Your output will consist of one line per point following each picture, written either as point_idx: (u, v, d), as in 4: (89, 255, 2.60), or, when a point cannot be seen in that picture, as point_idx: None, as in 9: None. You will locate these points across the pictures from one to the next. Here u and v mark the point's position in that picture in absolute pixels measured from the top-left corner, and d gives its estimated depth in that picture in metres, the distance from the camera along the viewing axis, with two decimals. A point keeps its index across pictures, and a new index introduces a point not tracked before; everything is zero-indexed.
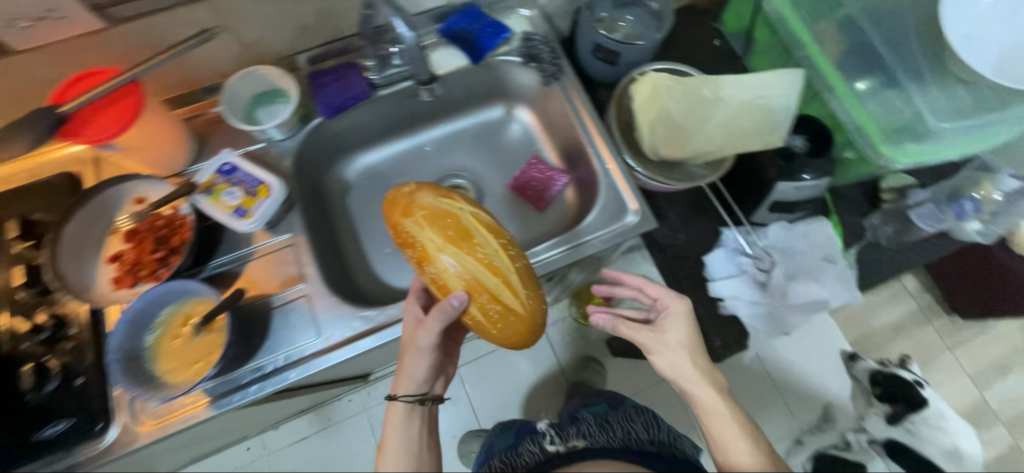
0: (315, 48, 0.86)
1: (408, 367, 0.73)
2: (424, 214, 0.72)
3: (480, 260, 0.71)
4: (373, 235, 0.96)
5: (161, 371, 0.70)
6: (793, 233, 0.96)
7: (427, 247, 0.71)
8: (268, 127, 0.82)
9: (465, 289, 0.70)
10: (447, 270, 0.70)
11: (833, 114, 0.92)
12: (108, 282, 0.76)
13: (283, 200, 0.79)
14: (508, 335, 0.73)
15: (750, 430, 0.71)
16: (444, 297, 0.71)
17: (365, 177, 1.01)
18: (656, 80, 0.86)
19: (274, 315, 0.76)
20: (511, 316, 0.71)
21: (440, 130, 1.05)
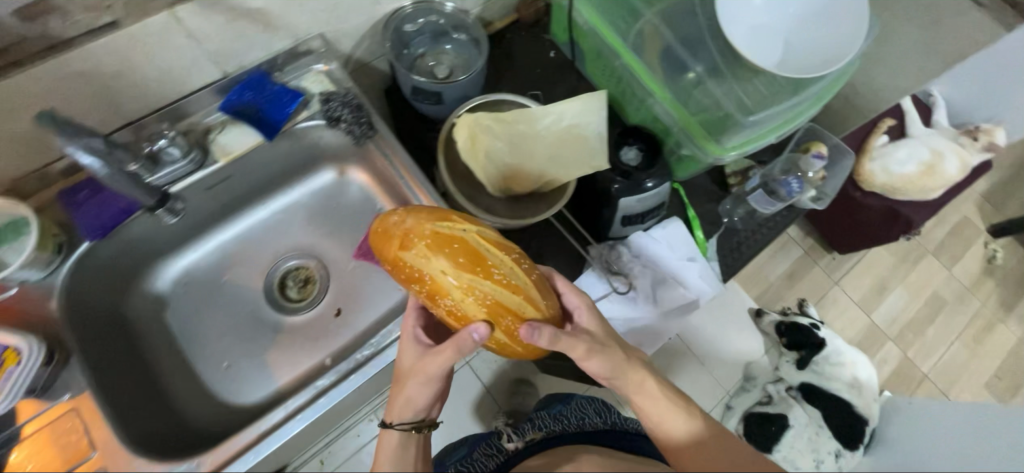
0: (63, 158, 0.73)
1: (404, 396, 0.67)
2: (429, 241, 0.64)
3: (497, 282, 0.65)
4: (204, 352, 0.82)
5: None
6: (654, 239, 0.97)
7: (427, 280, 0.64)
8: (14, 270, 0.67)
9: (487, 316, 0.64)
10: (452, 300, 0.64)
11: (660, 118, 0.93)
12: None
13: (45, 360, 0.67)
14: (518, 351, 0.69)
15: (677, 398, 0.72)
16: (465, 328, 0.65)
17: (183, 285, 0.85)
18: (475, 120, 0.81)
19: None
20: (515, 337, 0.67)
21: (268, 209, 0.91)
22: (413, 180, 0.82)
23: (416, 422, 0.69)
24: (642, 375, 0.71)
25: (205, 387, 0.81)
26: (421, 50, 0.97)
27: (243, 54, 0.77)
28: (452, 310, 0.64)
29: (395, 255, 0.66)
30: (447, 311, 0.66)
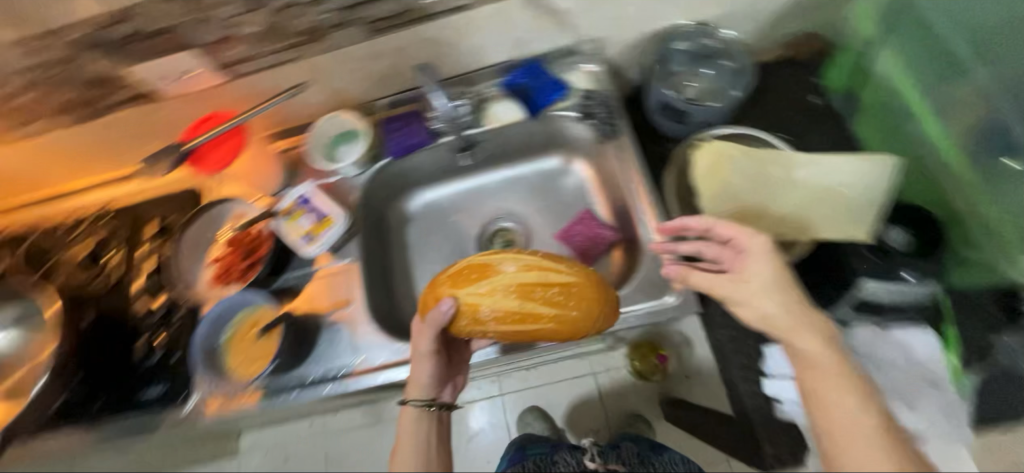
0: (391, 95, 0.95)
1: (413, 375, 0.76)
2: (451, 280, 0.73)
3: (507, 282, 0.71)
4: (422, 269, 1.03)
5: (230, 364, 0.82)
6: (885, 340, 0.82)
7: (473, 306, 0.71)
8: (344, 165, 0.94)
9: (517, 301, 0.70)
10: (506, 305, 0.70)
11: (951, 202, 0.81)
12: (207, 282, 0.91)
13: (346, 229, 0.91)
14: (585, 321, 0.71)
15: (863, 388, 0.56)
16: (532, 318, 0.70)
17: (423, 212, 1.07)
18: (722, 149, 0.81)
19: (324, 329, 0.86)
20: (572, 301, 0.71)
21: (496, 175, 1.06)
22: (642, 188, 0.85)
23: (427, 401, 0.75)
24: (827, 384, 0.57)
25: (413, 296, 1.00)
26: (678, 68, 0.95)
27: (535, 42, 0.90)
28: (507, 313, 0.70)
29: (427, 304, 0.76)
30: (500, 326, 0.71)
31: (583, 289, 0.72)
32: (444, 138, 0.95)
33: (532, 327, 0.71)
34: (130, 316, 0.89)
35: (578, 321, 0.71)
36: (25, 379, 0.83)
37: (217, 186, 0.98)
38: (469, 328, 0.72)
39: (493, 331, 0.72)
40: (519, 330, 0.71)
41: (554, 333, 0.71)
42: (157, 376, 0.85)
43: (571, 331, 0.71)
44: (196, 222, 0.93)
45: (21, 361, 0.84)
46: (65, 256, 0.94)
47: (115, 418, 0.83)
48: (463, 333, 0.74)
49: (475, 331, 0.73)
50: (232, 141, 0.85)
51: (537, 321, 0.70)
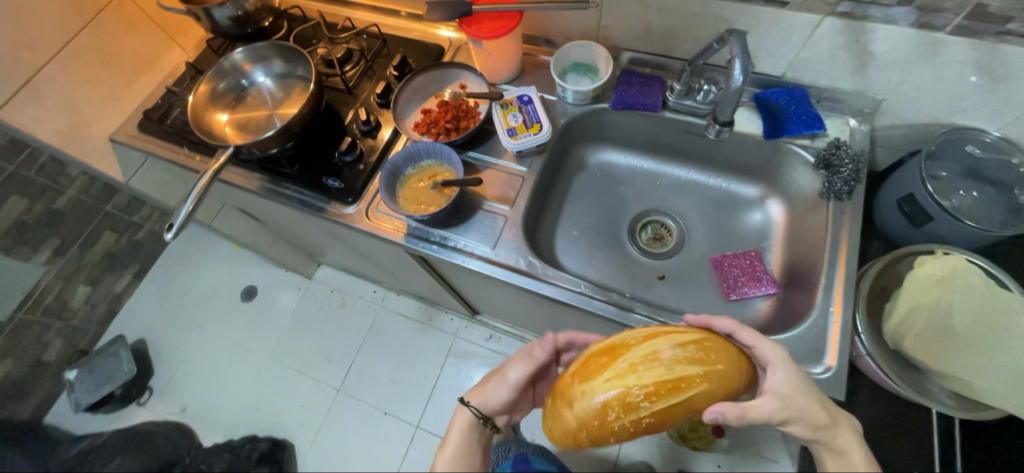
0: (643, 53, 0.98)
1: (486, 390, 0.83)
2: (583, 375, 0.68)
3: (643, 358, 0.65)
4: (572, 215, 1.05)
5: (399, 195, 0.91)
6: None
7: (621, 403, 0.63)
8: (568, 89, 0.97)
9: (661, 367, 0.64)
10: (648, 386, 0.63)
11: None
12: (411, 124, 1.01)
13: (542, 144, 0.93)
14: (725, 381, 0.65)
15: None
16: (673, 390, 0.63)
17: (601, 168, 1.09)
18: (964, 270, 0.74)
19: (482, 212, 0.92)
20: (711, 372, 0.64)
21: (686, 173, 1.06)
22: (844, 258, 0.77)
23: (483, 415, 0.82)
24: None
25: (551, 233, 1.03)
26: (943, 172, 0.88)
27: (814, 71, 0.86)
28: (649, 397, 0.63)
29: (566, 397, 0.68)
30: (649, 417, 0.64)
31: (716, 343, 0.67)
32: (669, 113, 0.94)
33: (674, 411, 0.63)
34: (347, 118, 1.02)
35: (724, 385, 0.64)
36: (262, 121, 0.99)
37: (458, 54, 1.10)
38: (619, 421, 0.64)
39: (643, 421, 0.64)
40: (666, 412, 0.63)
41: (700, 401, 0.64)
42: (341, 173, 0.97)
43: (724, 391, 0.64)
44: (429, 73, 1.03)
45: (264, 106, 1.01)
46: (323, 49, 1.10)
47: (296, 185, 0.97)
48: (609, 435, 0.65)
49: (625, 425, 0.64)
50: (504, 22, 0.91)
51: (682, 401, 0.63)
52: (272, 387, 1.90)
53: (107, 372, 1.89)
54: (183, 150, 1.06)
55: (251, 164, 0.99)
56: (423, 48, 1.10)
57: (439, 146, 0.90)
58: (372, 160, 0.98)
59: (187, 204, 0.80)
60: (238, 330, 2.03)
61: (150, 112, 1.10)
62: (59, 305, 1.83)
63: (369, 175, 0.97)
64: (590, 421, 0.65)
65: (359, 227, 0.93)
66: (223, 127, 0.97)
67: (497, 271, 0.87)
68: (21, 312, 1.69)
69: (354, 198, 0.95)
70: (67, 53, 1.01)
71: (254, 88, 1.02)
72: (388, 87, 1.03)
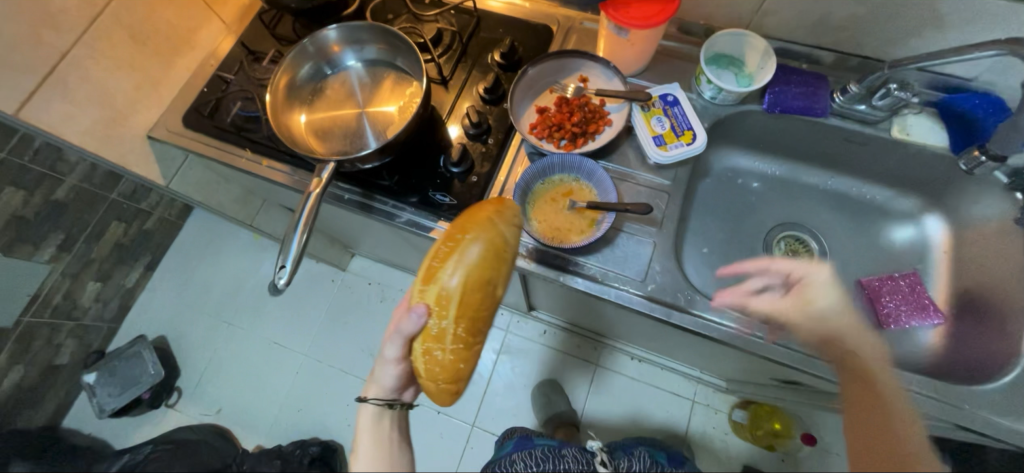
0: (801, 45, 0.85)
1: (376, 376, 0.76)
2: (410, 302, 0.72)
3: (428, 261, 0.71)
4: (700, 229, 0.94)
5: (531, 215, 0.79)
6: None
7: (432, 336, 0.69)
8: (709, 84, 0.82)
9: (459, 279, 0.67)
10: (436, 303, 0.68)
11: None
12: (527, 124, 0.86)
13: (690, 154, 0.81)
14: (491, 242, 0.70)
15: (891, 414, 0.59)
16: (450, 289, 0.68)
17: (728, 174, 0.97)
18: None
19: (622, 235, 0.79)
20: (464, 247, 0.69)
21: (828, 182, 0.94)
22: None
23: (387, 399, 0.76)
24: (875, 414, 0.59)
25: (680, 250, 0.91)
26: None
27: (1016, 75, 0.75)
28: (442, 310, 0.68)
29: (414, 368, 0.73)
30: (462, 319, 0.69)
31: (474, 216, 0.72)
32: (833, 120, 0.83)
33: (474, 302, 0.68)
34: (449, 116, 0.87)
35: (488, 241, 0.69)
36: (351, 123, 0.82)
37: (569, 39, 0.93)
38: (445, 355, 0.69)
39: (461, 327, 0.68)
40: (466, 305, 0.68)
41: (482, 271, 0.68)
42: (451, 186, 0.82)
43: (492, 267, 0.69)
44: (546, 63, 0.87)
45: (351, 103, 0.84)
46: (409, 27, 0.92)
47: (399, 200, 0.82)
48: (461, 365, 0.70)
49: (455, 349, 0.69)
50: (660, 6, 0.75)
51: (460, 284, 0.68)
52: (313, 386, 1.77)
53: (127, 375, 1.72)
54: (243, 153, 0.87)
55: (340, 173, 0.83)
56: (530, 30, 0.93)
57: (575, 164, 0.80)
58: (485, 169, 0.82)
59: (299, 231, 0.70)
60: (268, 327, 1.86)
61: (200, 105, 0.91)
62: (68, 305, 1.62)
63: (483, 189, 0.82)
64: (436, 371, 0.70)
65: None
66: (308, 131, 0.81)
67: (649, 306, 0.75)
68: (29, 316, 1.50)
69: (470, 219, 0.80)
70: (99, 31, 0.82)
71: (337, 79, 0.85)
72: (497, 79, 0.87)
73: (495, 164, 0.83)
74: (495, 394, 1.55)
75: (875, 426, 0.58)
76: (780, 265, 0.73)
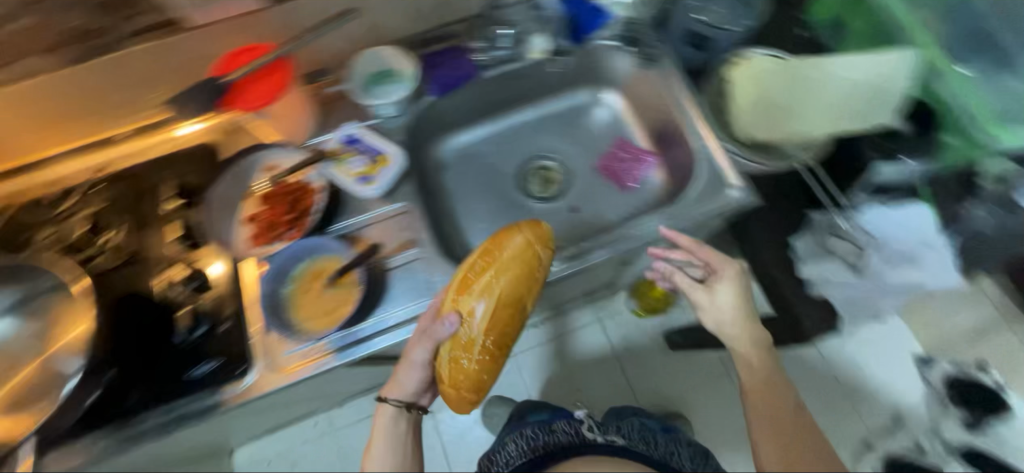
0: (426, 31, 0.93)
1: (397, 378, 0.70)
2: (447, 303, 0.73)
3: (472, 286, 0.73)
4: (468, 215, 0.99)
5: (300, 319, 0.76)
6: (892, 216, 0.91)
7: (459, 345, 0.70)
8: (381, 104, 0.87)
9: (479, 296, 0.72)
10: (464, 316, 0.71)
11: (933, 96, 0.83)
12: (245, 241, 0.79)
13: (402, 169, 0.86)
14: (523, 257, 0.75)
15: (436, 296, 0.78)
16: (465, 304, 0.72)
17: (459, 157, 1.03)
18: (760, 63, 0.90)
19: (390, 274, 0.80)
20: (500, 262, 0.74)
21: (530, 113, 1.06)
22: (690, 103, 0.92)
23: (408, 402, 0.69)
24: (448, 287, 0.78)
25: (462, 240, 0.97)
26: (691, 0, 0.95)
27: None
28: (497, 328, 0.72)
29: (436, 378, 0.71)
30: (493, 330, 0.72)
31: (499, 236, 0.77)
32: (490, 72, 0.95)
33: (516, 306, 0.74)
34: (157, 288, 0.76)
35: (531, 254, 0.76)
36: (42, 393, 0.68)
37: (225, 141, 0.85)
38: (469, 368, 0.70)
39: (492, 336, 0.71)
40: (500, 319, 0.72)
41: (517, 284, 0.74)
42: (209, 349, 0.73)
43: (528, 274, 0.75)
44: (224, 177, 0.83)
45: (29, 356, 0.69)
46: (43, 234, 0.77)
47: (163, 404, 0.71)
48: (485, 375, 0.72)
49: (484, 349, 0.71)
50: (273, 79, 0.80)
51: (489, 304, 0.72)
52: None
53: None
54: None
55: (77, 427, 0.69)
56: (183, 156, 0.84)
57: (298, 251, 0.78)
58: (229, 311, 0.75)
59: None
60: None
61: None
62: None
63: (235, 333, 0.74)
64: (458, 378, 0.70)
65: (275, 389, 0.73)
66: (11, 447, 0.67)
67: None
68: None
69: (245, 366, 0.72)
70: None
71: None
72: (185, 221, 0.81)
73: (231, 302, 0.76)
74: None
75: (768, 389, 0.69)
76: (700, 255, 0.77)
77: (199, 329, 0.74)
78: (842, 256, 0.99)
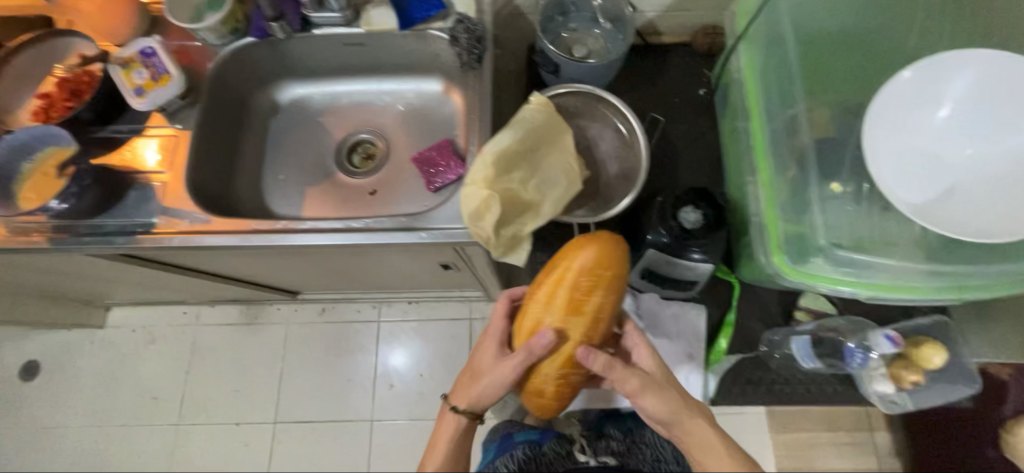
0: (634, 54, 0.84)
1: (479, 387, 0.65)
2: (544, 303, 0.62)
3: (551, 295, 0.62)
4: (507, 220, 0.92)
5: (310, 167, 0.85)
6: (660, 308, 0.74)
7: (550, 359, 0.62)
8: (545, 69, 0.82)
9: (569, 328, 0.61)
10: (558, 330, 0.61)
11: (904, 276, 0.59)
12: (341, 83, 0.88)
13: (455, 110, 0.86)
14: (588, 283, 0.61)
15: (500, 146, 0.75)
16: (554, 329, 0.61)
17: None
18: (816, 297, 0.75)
19: (390, 196, 0.83)
20: (568, 290, 0.61)
21: None
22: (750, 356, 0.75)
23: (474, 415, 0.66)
24: (453, 162, 0.79)
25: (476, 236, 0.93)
26: None
27: None
28: (567, 325, 0.61)
29: (531, 376, 0.65)
30: (569, 331, 0.61)
31: (566, 256, 0.62)
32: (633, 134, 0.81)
33: (598, 307, 0.61)
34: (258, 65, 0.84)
35: (604, 275, 0.60)
36: (117, 29, 0.74)
37: None
38: (555, 376, 0.63)
39: (574, 338, 0.61)
40: (581, 327, 0.61)
41: (604, 290, 0.61)
42: (242, 126, 0.84)
43: (621, 263, 0.62)
44: None
45: None
46: None
47: (120, 121, 0.73)
48: (574, 377, 0.64)
49: (565, 370, 0.63)
50: None
51: (578, 320, 0.61)
52: (132, 352, 1.47)
53: None
54: None
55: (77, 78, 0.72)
56: None
57: (375, 131, 0.87)
58: (282, 118, 0.87)
59: (31, 157, 0.67)
60: None
61: None
62: None
63: (274, 131, 0.86)
64: (541, 388, 0.65)
65: (239, 193, 0.81)
66: (64, 32, 0.74)
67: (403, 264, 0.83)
68: None
69: (249, 159, 0.83)
70: None
71: None
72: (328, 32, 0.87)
73: (295, 110, 0.88)
74: (341, 374, 1.45)
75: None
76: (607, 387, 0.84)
77: (261, 106, 0.86)
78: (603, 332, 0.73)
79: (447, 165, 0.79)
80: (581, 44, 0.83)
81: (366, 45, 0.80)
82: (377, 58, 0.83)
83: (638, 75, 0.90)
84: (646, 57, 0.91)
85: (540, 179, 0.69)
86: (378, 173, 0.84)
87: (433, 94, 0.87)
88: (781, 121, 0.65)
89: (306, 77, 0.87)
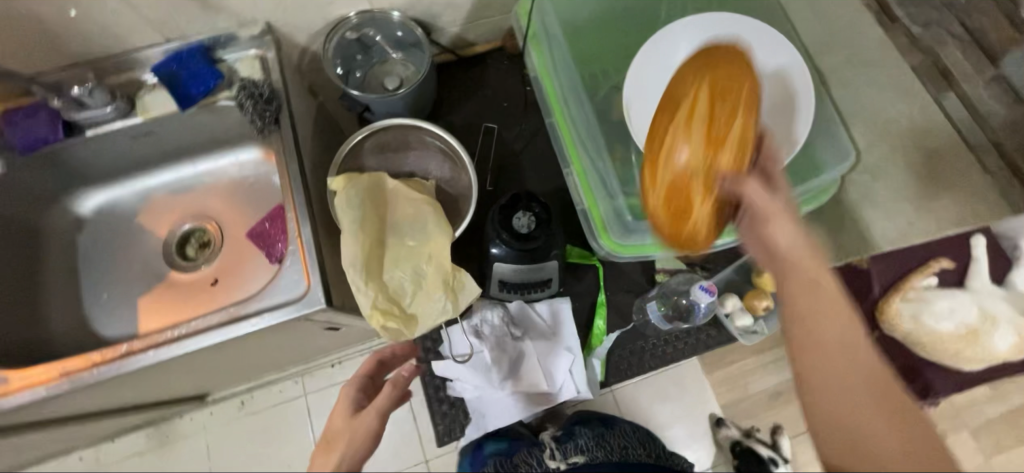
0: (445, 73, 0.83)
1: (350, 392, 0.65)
2: (684, 112, 0.50)
3: (695, 99, 0.49)
4: None
5: (136, 277, 0.77)
6: (532, 313, 0.75)
7: (687, 198, 0.51)
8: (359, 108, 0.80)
9: (710, 161, 0.49)
10: (705, 152, 0.49)
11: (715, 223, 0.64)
12: (149, 177, 0.81)
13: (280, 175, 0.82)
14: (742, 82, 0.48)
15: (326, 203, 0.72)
16: (711, 140, 0.49)
17: None
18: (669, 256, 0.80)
19: (232, 283, 0.77)
20: (712, 99, 0.48)
21: None
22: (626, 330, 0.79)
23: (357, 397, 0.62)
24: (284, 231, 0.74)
25: None
26: None
27: None
28: (712, 160, 0.49)
29: (666, 218, 0.54)
30: (720, 154, 0.49)
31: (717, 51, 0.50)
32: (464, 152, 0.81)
33: (740, 138, 0.49)
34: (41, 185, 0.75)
35: (737, 106, 0.48)
36: None
37: None
38: (709, 220, 0.51)
39: (722, 166, 0.49)
40: (733, 149, 0.49)
41: (751, 106, 0.48)
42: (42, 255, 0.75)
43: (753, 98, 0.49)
44: None
45: None
46: None
47: None
48: (727, 215, 0.52)
49: (716, 215, 0.51)
50: None
51: (711, 162, 0.49)
52: None
53: None
54: None
55: None
56: None
57: (201, 218, 0.81)
58: (92, 233, 0.78)
59: None
60: None
61: None
62: None
63: (84, 250, 0.78)
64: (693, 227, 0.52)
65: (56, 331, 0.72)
66: None
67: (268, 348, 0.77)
68: None
69: (61, 288, 0.75)
70: None
71: None
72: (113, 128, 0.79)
73: (104, 220, 0.79)
74: (278, 462, 1.34)
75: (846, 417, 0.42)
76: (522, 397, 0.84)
77: (60, 227, 0.77)
78: (483, 354, 0.73)
79: (280, 236, 0.75)
80: (392, 75, 0.81)
81: (156, 133, 0.74)
82: (175, 142, 0.77)
83: (462, 90, 0.90)
84: (465, 70, 0.91)
85: (409, 233, 0.67)
86: (213, 261, 0.78)
87: (252, 163, 0.82)
88: (579, 116, 0.67)
89: (105, 181, 0.79)
